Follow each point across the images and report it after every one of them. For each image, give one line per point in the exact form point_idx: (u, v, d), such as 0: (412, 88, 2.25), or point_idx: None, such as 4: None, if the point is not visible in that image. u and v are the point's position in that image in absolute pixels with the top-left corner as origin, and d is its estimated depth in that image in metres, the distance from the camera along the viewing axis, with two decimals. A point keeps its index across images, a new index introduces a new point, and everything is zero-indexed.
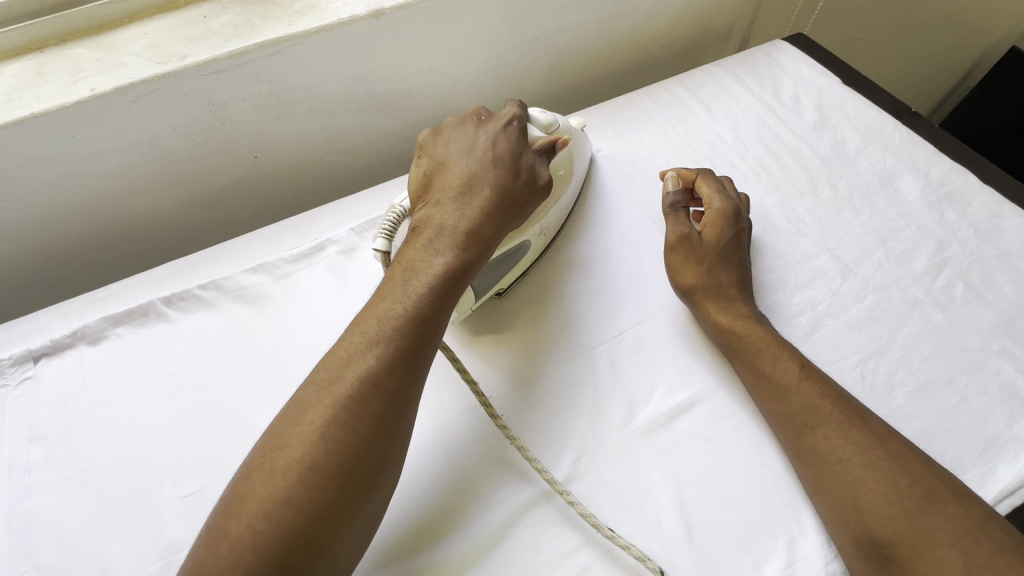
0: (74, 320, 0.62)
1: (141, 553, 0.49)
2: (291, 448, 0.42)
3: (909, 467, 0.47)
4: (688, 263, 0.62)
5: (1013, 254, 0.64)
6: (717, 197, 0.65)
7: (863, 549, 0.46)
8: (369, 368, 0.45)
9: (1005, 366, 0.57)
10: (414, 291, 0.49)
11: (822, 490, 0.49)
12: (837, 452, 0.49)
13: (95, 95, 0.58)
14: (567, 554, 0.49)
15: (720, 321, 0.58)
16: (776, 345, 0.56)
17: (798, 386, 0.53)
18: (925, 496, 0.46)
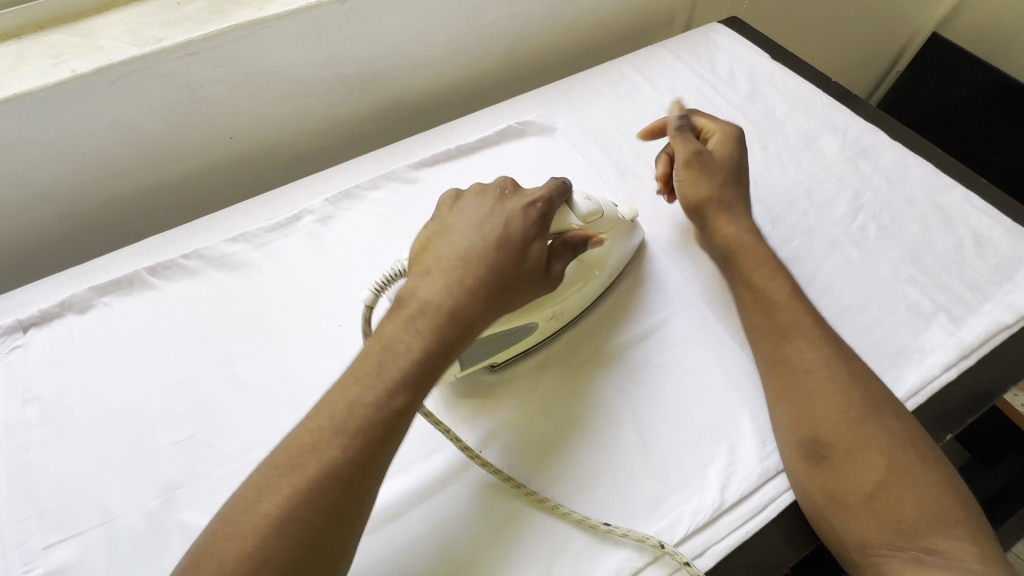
0: (61, 291, 0.65)
1: (139, 493, 0.53)
2: (244, 536, 0.40)
3: (864, 385, 0.53)
4: (703, 176, 0.67)
5: (917, 198, 0.73)
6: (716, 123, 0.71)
7: (804, 447, 0.52)
8: (333, 460, 0.43)
9: (912, 291, 0.65)
10: (390, 381, 0.46)
11: (782, 394, 0.55)
12: (806, 363, 0.55)
13: (75, 77, 0.62)
14: (537, 468, 0.54)
15: (727, 235, 0.64)
16: (769, 271, 0.61)
17: (783, 304, 0.58)
18: (872, 410, 0.52)
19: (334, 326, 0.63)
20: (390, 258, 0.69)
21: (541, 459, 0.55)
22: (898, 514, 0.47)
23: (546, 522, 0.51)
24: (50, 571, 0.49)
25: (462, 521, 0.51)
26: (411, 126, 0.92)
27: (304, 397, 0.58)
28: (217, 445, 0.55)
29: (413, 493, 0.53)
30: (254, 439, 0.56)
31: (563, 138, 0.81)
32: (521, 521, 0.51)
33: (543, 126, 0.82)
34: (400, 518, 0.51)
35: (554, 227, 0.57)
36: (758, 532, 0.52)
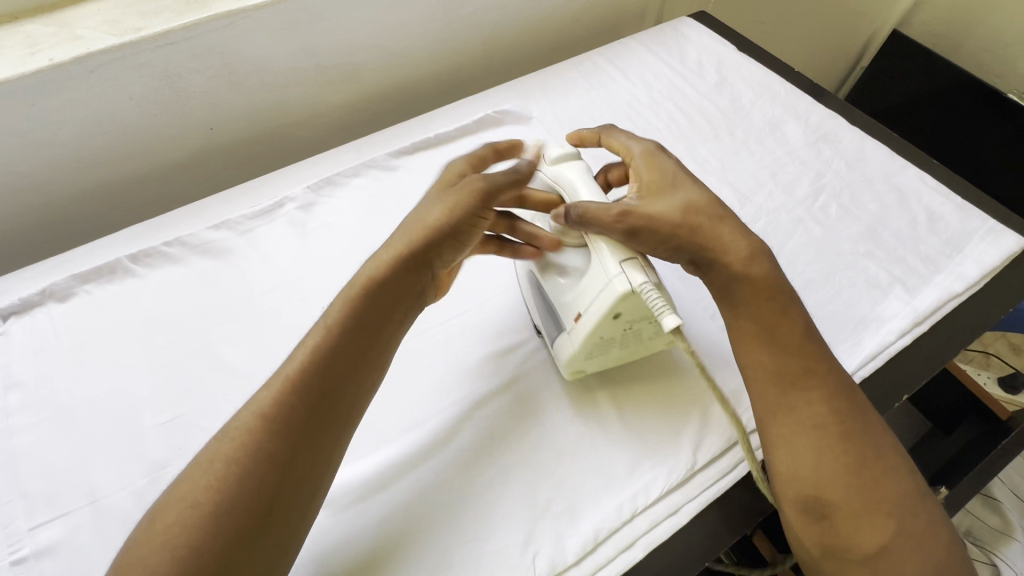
0: (41, 280, 0.65)
1: (125, 473, 0.53)
2: (197, 485, 0.41)
3: (874, 442, 0.50)
4: (652, 222, 0.54)
5: (875, 178, 0.77)
6: (632, 142, 0.62)
7: (802, 505, 0.48)
8: (279, 397, 0.44)
9: (870, 265, 0.69)
10: (323, 333, 0.47)
11: (790, 450, 0.49)
12: (817, 419, 0.50)
13: (53, 65, 0.62)
14: (519, 436, 0.56)
15: (733, 261, 0.54)
16: (783, 302, 0.54)
17: (798, 348, 0.52)
18: (881, 470, 0.48)
19: (318, 308, 0.65)
20: (372, 242, 0.70)
21: (526, 453, 0.55)
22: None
23: (527, 486, 0.53)
24: (36, 551, 0.49)
25: (447, 488, 0.53)
26: (391, 118, 0.93)
27: None
28: (204, 425, 0.56)
29: (398, 464, 0.54)
30: None
31: (540, 127, 0.84)
32: (503, 487, 0.53)
33: (520, 115, 0.84)
34: (386, 489, 0.53)
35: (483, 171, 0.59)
36: (729, 490, 0.55)
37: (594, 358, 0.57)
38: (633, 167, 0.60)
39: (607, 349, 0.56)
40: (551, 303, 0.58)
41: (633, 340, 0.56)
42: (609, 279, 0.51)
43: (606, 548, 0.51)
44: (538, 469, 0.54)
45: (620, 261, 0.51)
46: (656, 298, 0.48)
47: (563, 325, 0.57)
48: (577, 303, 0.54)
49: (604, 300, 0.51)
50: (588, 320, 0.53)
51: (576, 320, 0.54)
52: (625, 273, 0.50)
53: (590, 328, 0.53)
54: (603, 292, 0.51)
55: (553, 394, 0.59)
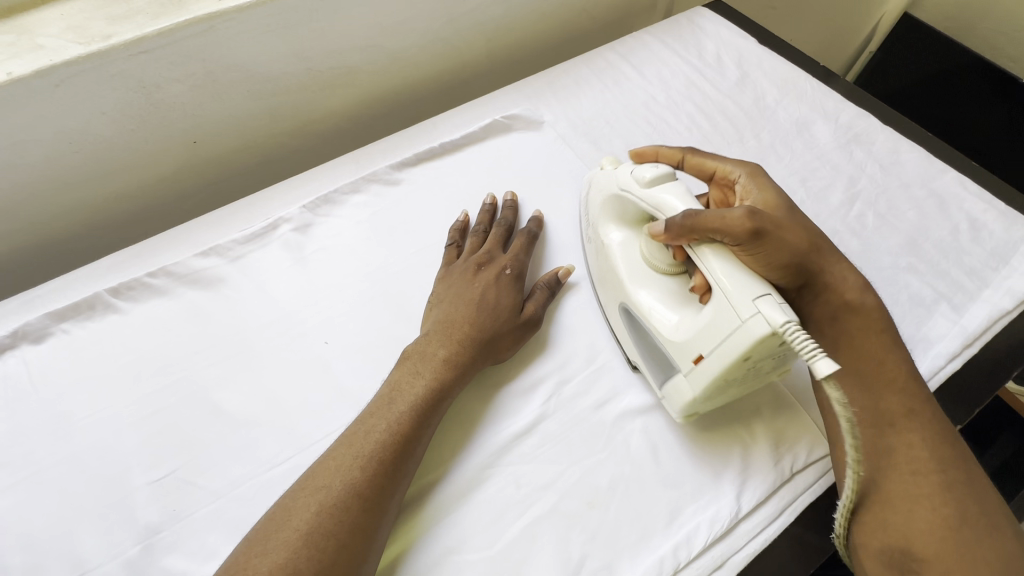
0: (14, 319, 0.59)
1: (116, 541, 0.48)
2: (275, 550, 0.41)
3: (980, 496, 0.45)
4: (786, 231, 0.51)
5: (912, 184, 0.72)
6: (725, 162, 0.60)
7: (887, 555, 0.44)
8: (362, 464, 0.46)
9: (913, 280, 0.64)
10: (398, 412, 0.49)
11: (882, 494, 0.46)
12: (914, 463, 0.46)
13: (13, 79, 0.55)
14: (548, 484, 0.51)
15: (848, 298, 0.54)
16: (888, 341, 0.52)
17: (901, 386, 0.50)
18: (985, 528, 0.43)
19: (321, 343, 0.59)
20: (376, 266, 0.65)
21: (557, 503, 0.50)
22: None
23: (558, 542, 0.49)
24: None
25: (472, 548, 0.48)
26: (389, 123, 0.87)
27: (291, 422, 0.54)
28: (200, 481, 0.51)
29: (416, 521, 0.49)
30: (240, 473, 0.51)
31: (552, 133, 0.78)
32: (533, 544, 0.49)
33: (530, 120, 0.78)
34: (406, 552, 0.48)
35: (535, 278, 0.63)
36: (776, 539, 0.51)
37: (711, 399, 0.51)
38: (741, 187, 0.58)
39: (728, 389, 0.50)
40: (660, 342, 0.52)
41: (752, 376, 0.50)
42: (742, 319, 0.44)
43: None
44: (570, 521, 0.50)
45: (753, 299, 0.44)
46: (803, 339, 0.40)
47: (676, 367, 0.51)
48: (699, 343, 0.48)
49: (735, 343, 0.44)
50: (714, 361, 0.47)
51: (696, 361, 0.48)
52: (762, 312, 0.43)
53: (717, 371, 0.47)
54: (736, 330, 0.44)
55: (585, 438, 0.54)
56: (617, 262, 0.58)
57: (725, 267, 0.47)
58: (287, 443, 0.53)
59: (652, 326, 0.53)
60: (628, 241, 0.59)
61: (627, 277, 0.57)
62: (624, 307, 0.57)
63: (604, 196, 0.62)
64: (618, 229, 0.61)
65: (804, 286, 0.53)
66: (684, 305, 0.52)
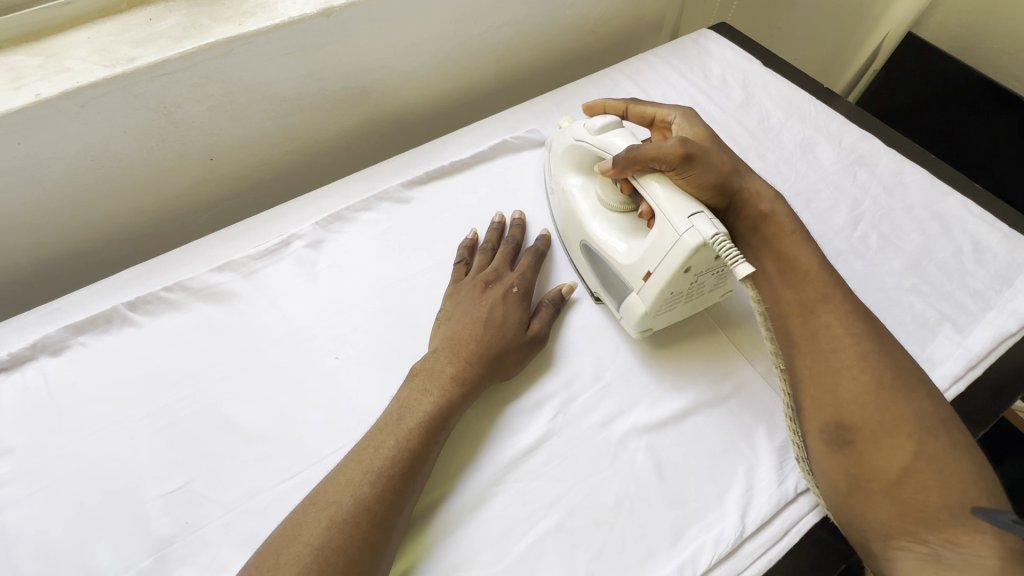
0: (34, 332, 0.61)
1: (129, 552, 0.49)
2: (286, 567, 0.41)
3: (896, 363, 0.49)
4: (712, 155, 0.58)
5: (915, 206, 0.73)
6: (662, 107, 0.66)
7: (827, 431, 0.48)
8: (371, 480, 0.47)
9: (916, 301, 0.65)
10: (406, 428, 0.50)
11: (810, 375, 0.50)
12: (835, 340, 0.50)
13: (41, 100, 0.57)
14: (554, 501, 0.52)
15: (762, 209, 0.58)
16: (799, 237, 0.56)
17: (814, 274, 0.54)
18: (904, 390, 0.47)
19: (333, 358, 0.60)
20: (387, 283, 0.66)
21: (562, 520, 0.51)
22: (920, 504, 0.43)
23: (563, 559, 0.49)
24: None
25: (478, 564, 0.49)
26: (400, 140, 0.89)
27: (302, 436, 0.55)
28: (212, 494, 0.52)
29: (424, 537, 0.50)
30: (252, 486, 0.52)
31: None
32: (538, 561, 0.49)
33: (538, 139, 0.80)
34: (414, 567, 0.48)
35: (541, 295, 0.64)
36: (781, 559, 0.51)
37: (662, 315, 0.57)
38: (676, 126, 0.64)
39: (675, 303, 0.57)
40: (614, 267, 0.59)
41: (696, 292, 0.57)
42: (680, 233, 0.51)
43: None
44: (576, 539, 0.50)
45: (688, 216, 0.51)
46: (729, 247, 0.48)
47: (630, 287, 0.58)
48: (646, 262, 0.54)
49: (675, 256, 0.51)
50: (659, 276, 0.53)
51: (646, 279, 0.55)
52: (696, 226, 0.50)
53: (662, 283, 0.53)
54: (675, 244, 0.51)
55: (591, 455, 0.55)
56: (576, 204, 0.65)
57: (665, 191, 0.54)
58: (298, 457, 0.54)
59: (607, 255, 0.60)
60: (586, 185, 0.66)
61: (586, 215, 0.63)
62: (584, 244, 0.64)
63: (562, 148, 0.68)
64: (576, 175, 0.67)
65: (731, 205, 0.58)
66: (634, 235, 0.60)
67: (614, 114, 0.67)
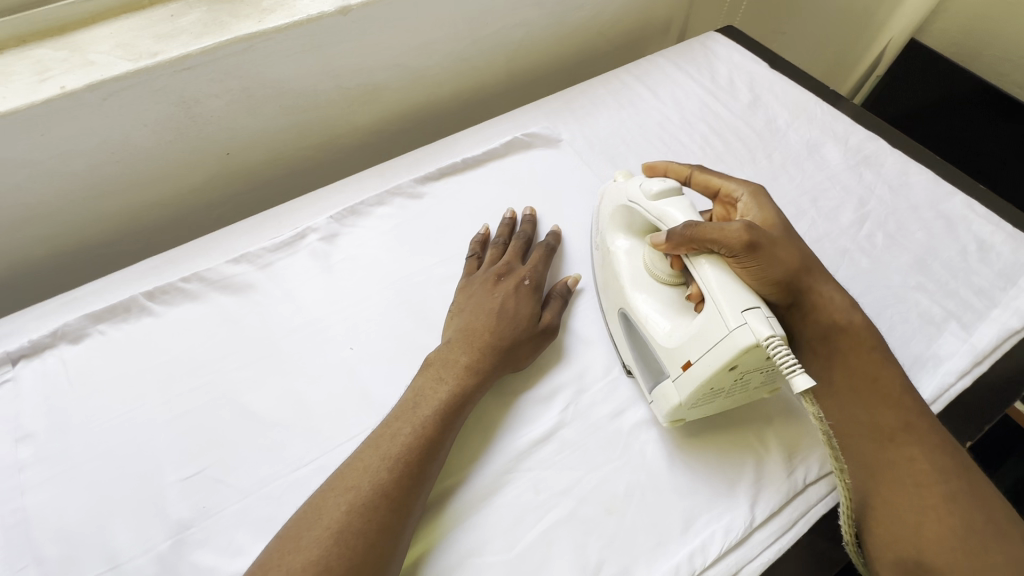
0: (54, 320, 0.62)
1: (147, 535, 0.50)
2: (306, 549, 0.42)
3: (982, 505, 0.47)
4: (781, 249, 0.54)
5: (920, 205, 0.74)
6: (730, 181, 0.63)
7: (902, 567, 0.46)
8: (388, 466, 0.47)
9: (922, 299, 0.66)
10: (422, 416, 0.51)
11: (889, 510, 0.48)
12: (918, 476, 0.48)
13: (66, 92, 0.58)
14: (566, 490, 0.53)
15: (838, 318, 0.56)
16: (880, 357, 0.55)
17: (898, 399, 0.52)
18: (992, 535, 0.45)
19: (347, 348, 0.61)
20: (400, 276, 0.67)
21: (574, 508, 0.52)
22: None
23: (575, 547, 0.50)
24: None
25: (492, 550, 0.50)
26: (411, 138, 0.90)
27: (318, 424, 0.56)
28: (229, 479, 0.53)
29: (438, 523, 0.51)
30: (268, 473, 0.53)
31: (569, 150, 0.81)
32: (551, 548, 0.50)
33: (548, 138, 0.81)
34: (429, 552, 0.49)
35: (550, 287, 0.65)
36: (789, 549, 0.52)
37: (697, 408, 0.52)
38: (743, 206, 0.61)
39: (713, 400, 0.51)
40: (653, 346, 0.54)
41: (739, 389, 0.51)
42: (729, 329, 0.46)
43: None
44: (588, 527, 0.51)
45: (741, 310, 0.47)
46: (785, 355, 0.44)
47: (666, 372, 0.53)
48: (689, 349, 0.50)
49: (721, 352, 0.46)
50: (700, 370, 0.48)
51: (685, 368, 0.50)
52: (748, 324, 0.46)
53: (701, 379, 0.48)
54: (723, 338, 0.47)
55: (602, 445, 0.55)
56: (622, 271, 0.60)
57: (718, 275, 0.50)
58: (313, 444, 0.55)
59: (647, 333, 0.55)
60: (634, 249, 0.61)
61: (629, 282, 0.59)
62: (623, 312, 0.59)
63: (613, 206, 0.64)
64: (624, 237, 0.63)
65: (795, 303, 0.56)
66: (679, 315, 0.55)
67: (676, 180, 0.64)
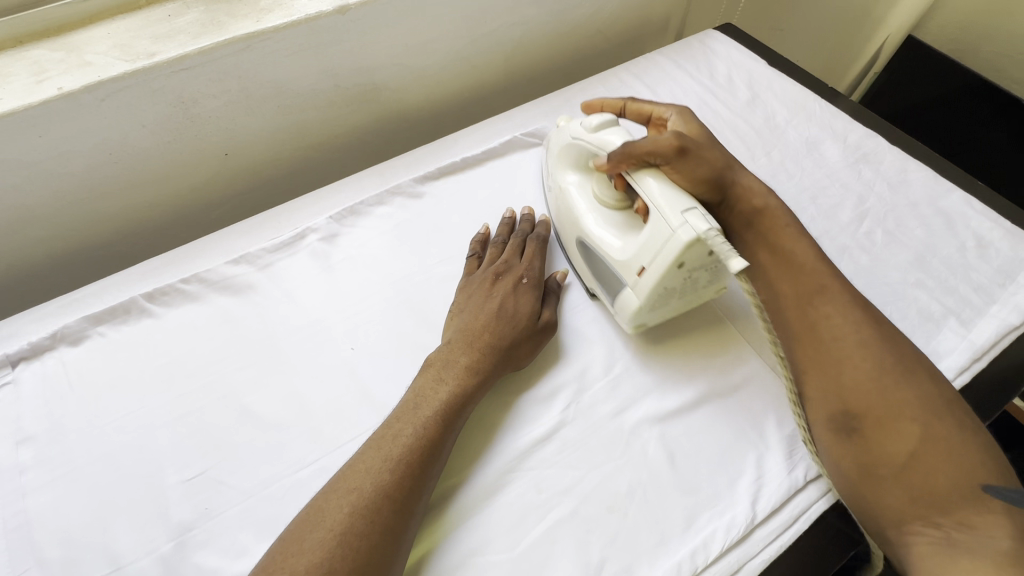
0: (54, 321, 0.61)
1: (149, 537, 0.50)
2: (309, 552, 0.42)
3: (894, 349, 0.51)
4: (705, 150, 0.60)
5: (919, 202, 0.74)
6: (658, 106, 0.68)
7: (833, 421, 0.50)
8: (389, 468, 0.47)
9: (921, 296, 0.66)
10: (423, 418, 0.51)
11: (813, 367, 0.52)
12: (836, 332, 0.52)
13: (63, 94, 0.58)
14: (567, 489, 0.53)
15: (757, 204, 0.61)
16: (795, 233, 0.60)
17: (811, 267, 0.56)
18: (903, 373, 0.50)
19: (348, 348, 0.61)
20: (401, 275, 0.67)
21: (576, 507, 0.52)
22: (927, 486, 0.45)
23: (578, 545, 0.50)
24: None
25: (495, 550, 0.50)
26: (410, 137, 0.90)
27: (319, 424, 0.56)
28: (230, 481, 0.53)
29: (441, 523, 0.51)
30: (270, 474, 0.53)
31: None
32: (553, 547, 0.50)
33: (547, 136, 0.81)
34: (431, 553, 0.49)
35: (550, 288, 0.65)
36: (790, 546, 0.52)
37: (655, 311, 0.58)
38: (670, 123, 0.67)
39: (668, 301, 0.57)
40: (610, 263, 0.60)
41: (690, 289, 0.57)
42: (673, 229, 0.52)
43: None
44: (591, 525, 0.51)
45: (681, 212, 0.52)
46: (723, 243, 0.49)
47: (624, 282, 0.58)
48: (640, 257, 0.55)
49: (668, 252, 0.52)
50: (653, 272, 0.54)
51: (639, 274, 0.55)
52: (689, 222, 0.51)
53: (656, 279, 0.54)
54: (669, 242, 0.52)
55: (603, 444, 0.55)
56: (574, 201, 0.66)
57: (658, 185, 0.55)
58: (315, 446, 0.55)
59: (602, 252, 0.60)
60: (582, 182, 0.67)
61: (582, 212, 0.64)
62: (581, 241, 0.64)
63: (559, 147, 0.69)
64: (573, 173, 0.68)
65: (724, 200, 0.61)
66: (629, 232, 0.60)
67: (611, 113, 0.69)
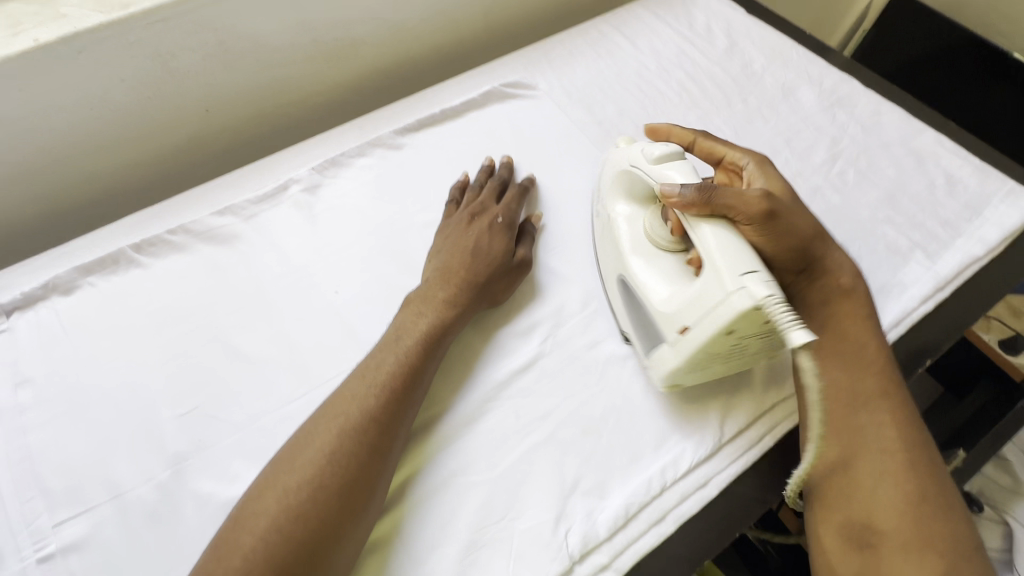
0: (46, 272, 0.63)
1: (147, 466, 0.52)
2: (300, 468, 0.45)
3: (937, 479, 0.48)
4: (794, 218, 0.54)
5: (891, 143, 0.76)
6: (733, 149, 0.63)
7: (851, 530, 0.47)
8: (373, 393, 0.50)
9: (889, 231, 0.68)
10: (404, 347, 0.53)
11: (849, 471, 0.49)
12: (883, 444, 0.49)
13: (40, 46, 0.59)
14: (545, 415, 0.55)
15: (835, 284, 0.56)
16: (871, 326, 0.55)
17: (876, 368, 0.52)
18: (940, 508, 0.46)
19: (333, 292, 0.63)
20: (382, 223, 0.69)
21: (554, 430, 0.54)
22: None
23: (554, 464, 0.53)
24: (63, 547, 0.49)
25: (476, 470, 0.52)
26: (391, 93, 0.91)
27: (306, 362, 0.58)
28: (223, 415, 0.55)
29: (424, 446, 0.53)
30: (261, 408, 0.56)
31: (547, 99, 0.81)
32: (531, 467, 0.53)
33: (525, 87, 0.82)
34: (416, 473, 0.52)
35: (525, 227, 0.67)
36: (757, 461, 0.55)
37: (694, 372, 0.53)
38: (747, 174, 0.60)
39: (709, 364, 0.52)
40: (651, 311, 0.54)
41: (737, 354, 0.51)
42: (727, 293, 0.46)
43: (638, 522, 0.51)
44: (568, 446, 0.54)
45: (739, 274, 0.46)
46: (784, 312, 0.44)
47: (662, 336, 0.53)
48: (685, 315, 0.49)
49: (720, 318, 0.46)
50: (698, 333, 0.48)
51: (683, 332, 0.50)
52: (747, 287, 0.45)
53: (700, 343, 0.49)
54: (722, 305, 0.46)
55: (579, 373, 0.58)
56: (623, 235, 0.59)
57: (717, 236, 0.49)
58: (302, 381, 0.57)
59: (645, 297, 0.55)
60: (634, 216, 0.60)
61: (629, 249, 0.58)
62: (622, 279, 0.59)
63: (614, 173, 0.63)
64: (626, 204, 0.62)
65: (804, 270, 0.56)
66: (677, 279, 0.54)
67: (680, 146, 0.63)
